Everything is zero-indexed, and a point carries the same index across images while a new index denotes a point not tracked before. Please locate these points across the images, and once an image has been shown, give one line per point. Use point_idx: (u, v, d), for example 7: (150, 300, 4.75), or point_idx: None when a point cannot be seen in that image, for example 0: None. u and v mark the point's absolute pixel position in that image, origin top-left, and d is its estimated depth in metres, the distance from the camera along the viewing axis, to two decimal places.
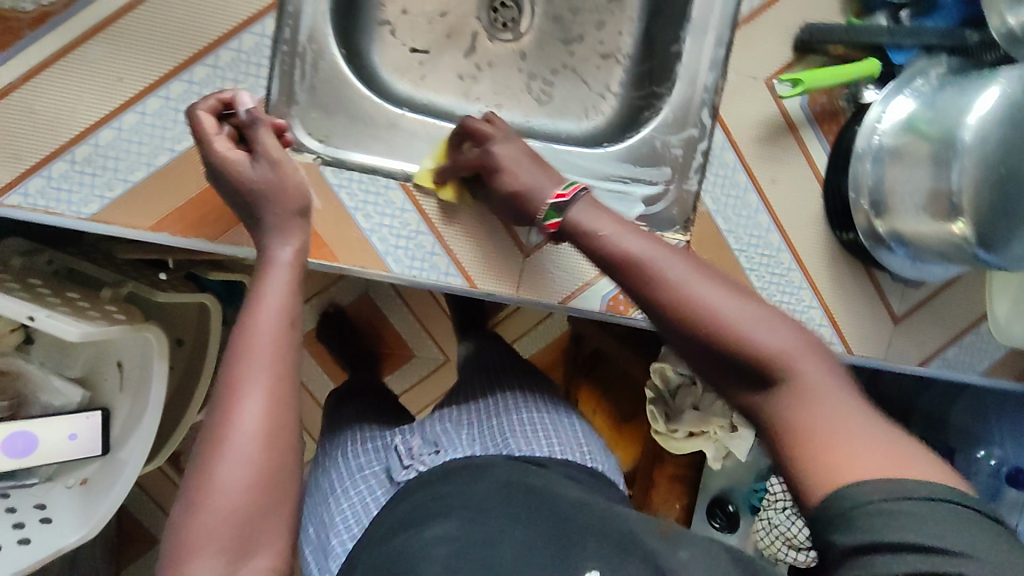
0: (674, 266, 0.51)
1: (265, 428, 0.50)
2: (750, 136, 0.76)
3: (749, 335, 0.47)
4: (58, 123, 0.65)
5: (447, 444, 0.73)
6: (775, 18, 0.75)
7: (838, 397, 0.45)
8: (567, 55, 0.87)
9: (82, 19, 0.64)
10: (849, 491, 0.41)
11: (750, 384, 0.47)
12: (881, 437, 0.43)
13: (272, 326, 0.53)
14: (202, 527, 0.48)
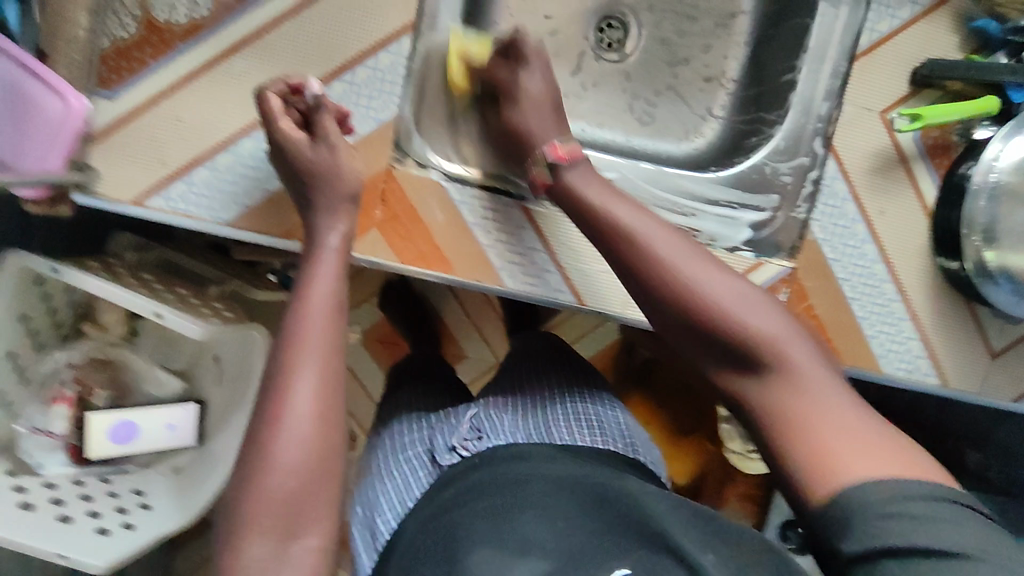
0: (669, 249, 0.55)
1: (317, 406, 0.53)
2: (862, 167, 0.77)
3: (737, 314, 0.51)
4: (202, 131, 0.68)
5: (491, 430, 0.69)
6: (895, 52, 0.75)
7: (812, 370, 0.49)
8: (671, 77, 0.88)
9: (230, 33, 0.66)
10: (829, 459, 0.45)
11: (730, 359, 0.51)
12: (857, 415, 0.47)
13: (323, 307, 0.57)
14: (259, 501, 0.50)
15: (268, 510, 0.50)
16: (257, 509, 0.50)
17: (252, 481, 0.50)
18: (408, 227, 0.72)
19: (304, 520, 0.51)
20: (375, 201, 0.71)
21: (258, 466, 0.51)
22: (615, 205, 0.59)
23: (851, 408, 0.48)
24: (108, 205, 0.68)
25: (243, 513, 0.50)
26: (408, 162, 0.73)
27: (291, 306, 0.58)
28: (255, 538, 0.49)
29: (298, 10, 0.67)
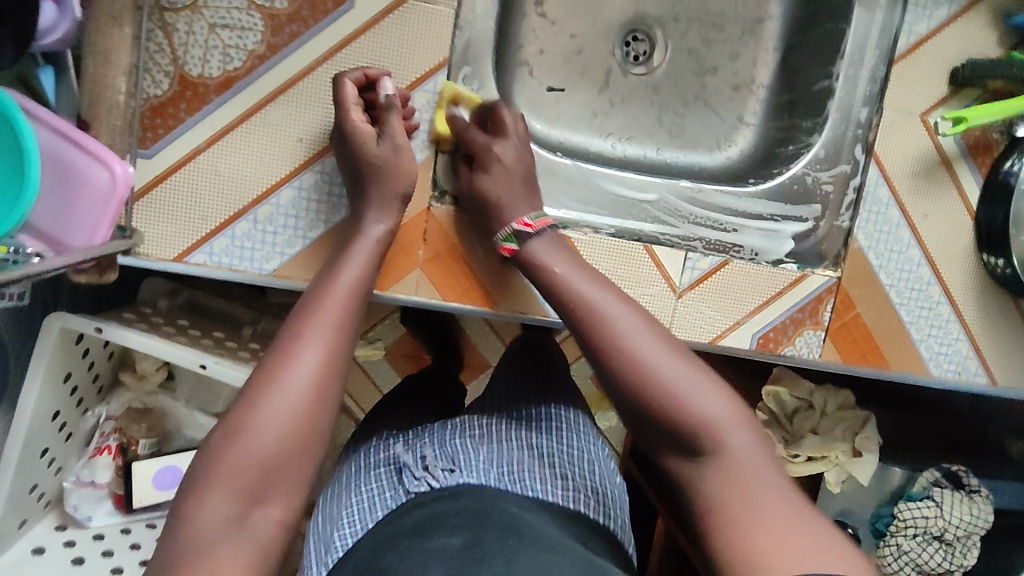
0: (642, 342, 0.56)
1: (318, 384, 0.53)
2: (904, 172, 0.76)
3: (692, 403, 0.53)
4: (242, 183, 0.67)
5: (465, 465, 0.62)
6: (933, 54, 0.74)
7: (760, 469, 0.50)
8: (699, 87, 0.87)
9: (265, 82, 0.65)
10: (769, 561, 0.44)
11: (681, 446, 0.53)
12: (803, 518, 0.46)
13: (341, 297, 0.58)
14: (230, 455, 0.49)
15: (236, 470, 0.49)
16: (226, 462, 0.49)
17: (235, 432, 0.50)
18: (453, 265, 0.72)
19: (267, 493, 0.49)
20: (418, 240, 0.71)
21: (243, 423, 0.50)
22: (579, 281, 0.60)
23: (807, 516, 0.46)
24: (149, 263, 0.67)
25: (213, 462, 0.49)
26: (446, 199, 0.72)
27: (308, 296, 0.57)
28: (214, 494, 0.48)
29: (331, 55, 0.66)
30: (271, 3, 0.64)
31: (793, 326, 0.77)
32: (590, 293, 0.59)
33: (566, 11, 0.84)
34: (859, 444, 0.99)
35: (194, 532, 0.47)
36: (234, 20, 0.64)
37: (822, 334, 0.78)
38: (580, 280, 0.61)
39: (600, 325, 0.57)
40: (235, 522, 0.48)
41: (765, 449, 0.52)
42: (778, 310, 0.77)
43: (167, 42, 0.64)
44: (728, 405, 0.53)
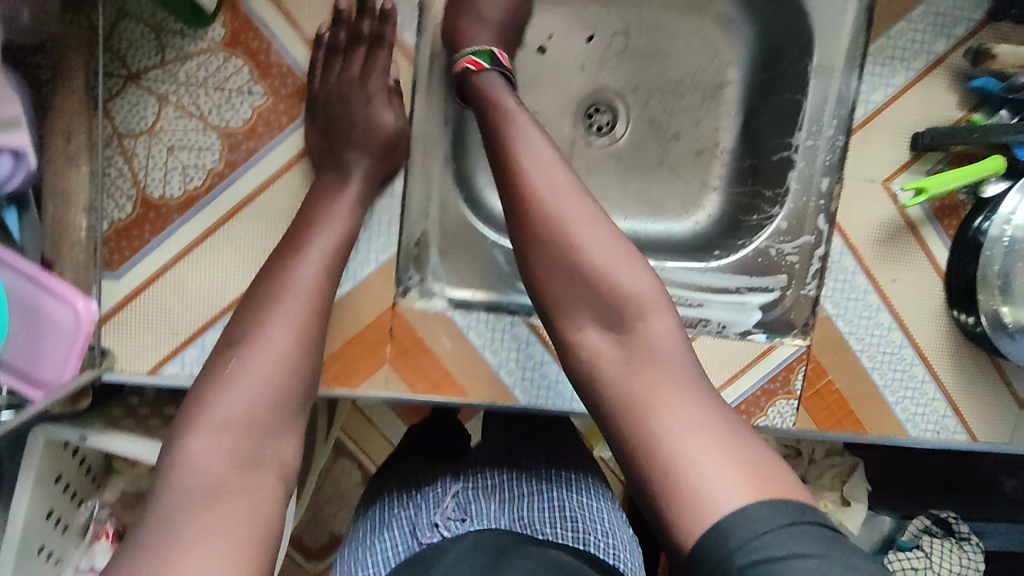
0: (584, 226, 0.58)
1: (291, 347, 0.57)
2: (870, 240, 0.75)
3: (620, 272, 0.56)
4: (209, 295, 0.69)
5: (475, 514, 0.65)
6: (891, 122, 0.73)
7: (678, 364, 0.53)
8: (662, 154, 0.87)
9: (225, 198, 0.67)
10: (701, 495, 0.45)
11: (606, 320, 0.56)
12: (723, 430, 0.49)
13: (313, 270, 0.61)
14: (217, 408, 0.52)
15: (224, 417, 0.52)
16: (214, 412, 0.52)
17: (219, 387, 0.54)
18: (421, 359, 0.73)
19: (256, 439, 0.52)
20: (385, 338, 0.72)
21: (227, 375, 0.54)
22: (529, 135, 0.61)
23: (727, 425, 0.49)
24: (125, 377, 0.69)
25: (199, 413, 0.52)
26: (411, 294, 0.73)
27: (276, 265, 0.61)
28: (201, 435, 0.51)
29: (289, 167, 0.68)
30: (226, 122, 0.66)
31: (764, 397, 0.78)
32: (545, 158, 0.60)
33: (526, 88, 0.84)
34: (849, 493, 1.00)
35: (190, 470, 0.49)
36: (192, 141, 0.66)
37: (796, 402, 0.78)
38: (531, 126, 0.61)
39: (542, 202, 0.58)
40: (243, 467, 0.50)
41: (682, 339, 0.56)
42: (749, 381, 0.77)
43: (128, 167, 0.66)
44: (652, 287, 0.56)
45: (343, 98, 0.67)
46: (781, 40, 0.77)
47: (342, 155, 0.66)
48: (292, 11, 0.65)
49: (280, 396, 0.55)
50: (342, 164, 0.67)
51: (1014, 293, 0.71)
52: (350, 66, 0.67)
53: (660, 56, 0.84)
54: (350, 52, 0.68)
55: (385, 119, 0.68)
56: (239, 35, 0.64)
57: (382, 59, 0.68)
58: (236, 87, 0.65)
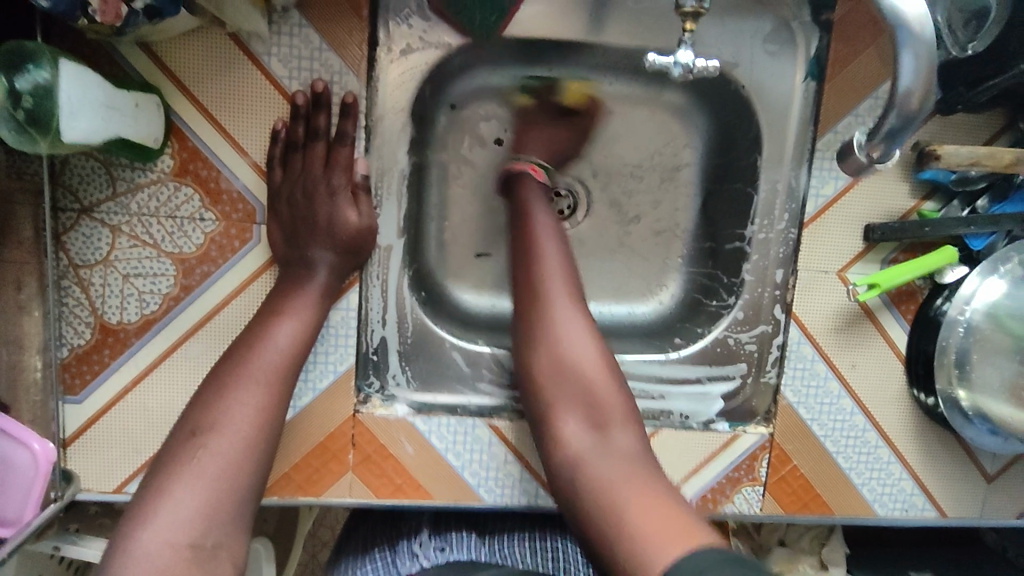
0: (567, 317, 0.64)
1: (251, 432, 0.57)
2: (826, 328, 0.75)
3: (598, 384, 0.62)
4: (169, 415, 0.70)
5: (453, 548, 0.76)
6: (844, 213, 0.73)
7: (642, 464, 0.58)
8: (623, 235, 0.86)
9: (181, 322, 0.68)
10: (643, 550, 0.50)
11: (585, 420, 0.61)
12: (676, 508, 0.53)
13: (277, 356, 0.62)
14: (170, 503, 0.52)
15: (182, 515, 0.52)
16: (169, 507, 0.52)
17: (176, 477, 0.54)
18: (382, 463, 0.73)
19: (214, 532, 0.53)
20: (347, 446, 0.72)
21: (185, 462, 0.54)
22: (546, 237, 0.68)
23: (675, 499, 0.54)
24: (91, 496, 0.70)
25: (155, 502, 0.52)
26: (372, 401, 0.74)
27: (240, 348, 0.61)
28: (155, 526, 0.51)
29: (243, 288, 0.68)
30: (179, 249, 0.67)
31: (730, 484, 0.77)
32: (544, 271, 0.66)
33: (485, 179, 0.84)
34: (827, 556, 0.96)
35: (144, 565, 0.49)
36: (146, 268, 0.67)
37: (761, 489, 0.77)
38: (542, 215, 0.70)
39: (539, 302, 0.65)
40: (197, 562, 0.51)
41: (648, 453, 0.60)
42: (713, 471, 0.77)
43: (85, 296, 0.67)
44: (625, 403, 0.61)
45: (306, 196, 0.67)
46: (733, 130, 0.79)
47: (289, 281, 0.66)
48: (239, 138, 0.66)
49: (241, 487, 0.55)
50: (307, 259, 0.67)
51: (970, 379, 0.70)
52: (311, 164, 0.67)
53: (616, 142, 0.84)
54: (309, 148, 0.67)
55: (349, 217, 0.68)
56: (188, 164, 0.65)
57: (344, 156, 0.68)
58: (189, 214, 0.66)
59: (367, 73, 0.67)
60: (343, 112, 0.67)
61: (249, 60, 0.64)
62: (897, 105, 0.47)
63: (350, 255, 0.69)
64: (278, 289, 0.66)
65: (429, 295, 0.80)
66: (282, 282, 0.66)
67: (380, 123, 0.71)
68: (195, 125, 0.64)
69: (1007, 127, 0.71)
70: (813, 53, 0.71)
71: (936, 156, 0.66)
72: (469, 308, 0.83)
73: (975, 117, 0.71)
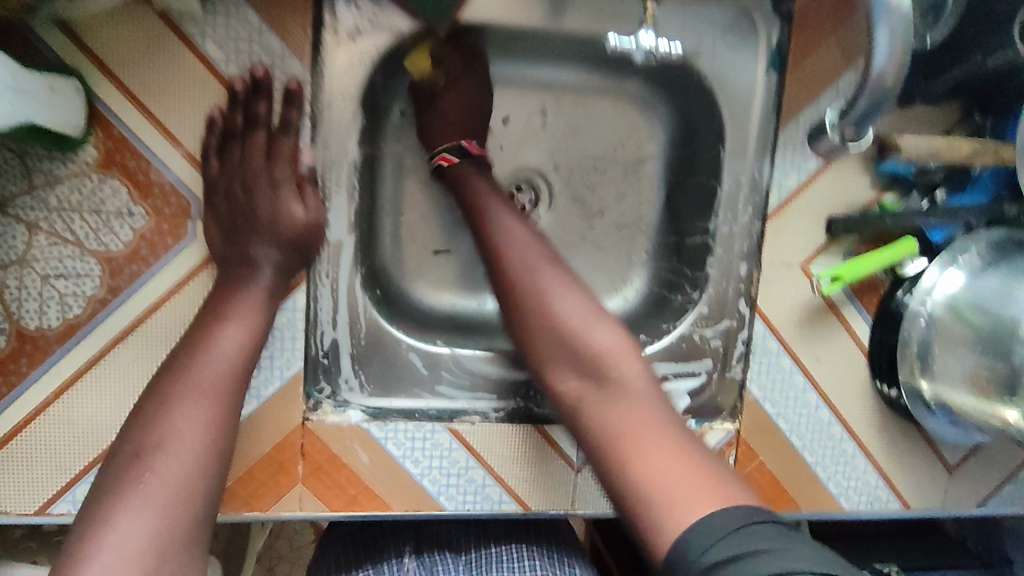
0: (543, 273, 0.62)
1: (202, 448, 0.52)
2: (790, 321, 0.74)
3: (590, 331, 0.59)
4: (97, 429, 0.64)
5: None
6: (807, 205, 0.72)
7: (650, 407, 0.56)
8: (586, 230, 0.84)
9: (108, 326, 0.62)
10: (670, 498, 0.49)
11: (582, 371, 0.59)
12: (686, 453, 0.52)
13: (226, 364, 0.57)
14: (119, 533, 0.47)
15: (133, 543, 0.47)
16: (117, 537, 0.47)
17: (119, 504, 0.48)
18: (335, 474, 0.69)
19: (171, 559, 0.48)
20: (296, 456, 0.68)
21: (127, 485, 0.49)
22: (507, 217, 0.67)
23: (698, 452, 0.52)
24: (10, 519, 0.64)
25: (100, 532, 0.47)
26: (323, 408, 0.69)
27: (182, 357, 0.56)
28: (102, 560, 0.45)
29: (178, 289, 0.63)
30: (106, 246, 0.61)
31: None
32: (517, 236, 0.65)
33: None
34: None
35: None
36: (68, 268, 0.61)
37: None
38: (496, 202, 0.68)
39: (522, 267, 0.63)
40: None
41: (653, 389, 0.58)
42: None
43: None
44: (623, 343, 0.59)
45: (246, 189, 0.64)
46: (695, 122, 0.77)
47: (228, 280, 0.62)
48: (171, 126, 0.61)
49: (195, 506, 0.51)
50: (248, 258, 0.62)
51: (931, 369, 0.70)
52: (249, 155, 0.64)
53: (579, 133, 0.82)
54: (248, 137, 0.64)
55: (294, 211, 0.65)
56: (114, 154, 0.60)
57: (287, 147, 0.65)
58: (116, 209, 0.61)
59: (311, 57, 0.63)
60: (286, 99, 0.63)
61: (181, 41, 0.59)
62: (870, 85, 0.46)
63: (297, 249, 0.65)
64: (218, 288, 0.61)
65: (384, 293, 0.76)
66: (230, 285, 0.61)
67: (328, 111, 0.67)
68: (121, 111, 0.59)
69: (964, 119, 0.71)
70: (774, 43, 0.70)
71: (896, 147, 0.65)
72: (429, 308, 0.79)
73: (933, 108, 0.71)
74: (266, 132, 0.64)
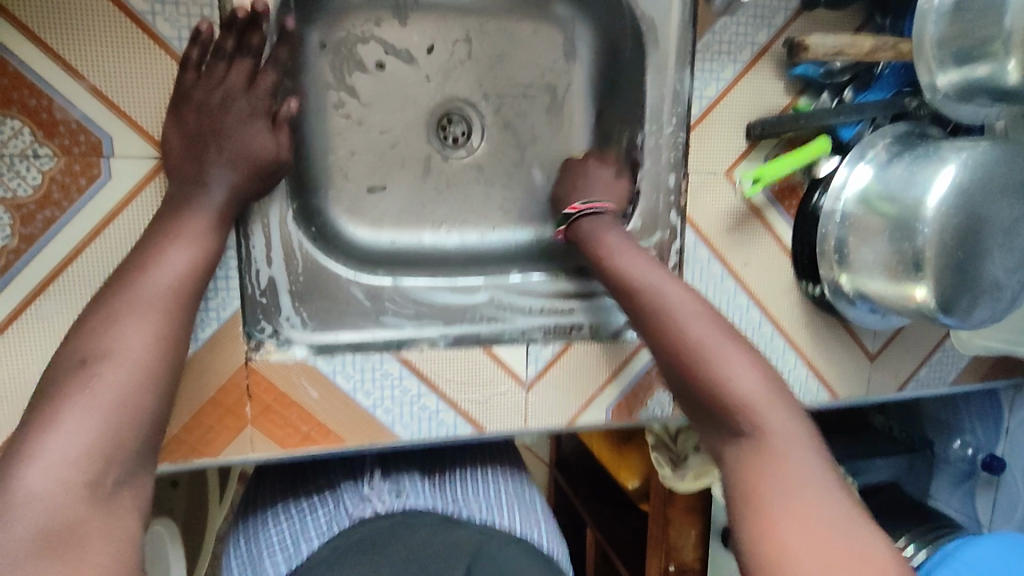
0: (697, 322, 0.58)
1: (150, 360, 0.50)
2: (719, 229, 0.78)
3: (728, 376, 0.54)
4: (26, 387, 0.61)
5: (410, 488, 0.74)
6: (728, 111, 0.75)
7: (800, 462, 0.50)
8: (520, 158, 0.84)
9: (25, 278, 0.59)
10: (782, 569, 0.45)
11: (726, 431, 0.54)
12: (842, 525, 0.46)
13: (167, 280, 0.54)
14: (59, 435, 0.44)
15: (75, 449, 0.44)
16: (58, 440, 0.44)
17: (61, 406, 0.46)
18: (285, 413, 0.69)
19: (117, 467, 0.46)
20: (243, 398, 0.67)
21: (67, 398, 0.46)
22: (650, 271, 0.64)
23: (827, 513, 0.47)
24: None
25: (39, 437, 0.44)
26: (266, 347, 0.69)
27: (128, 272, 0.54)
28: (40, 462, 0.43)
29: (97, 233, 0.60)
30: (13, 192, 0.58)
31: (642, 391, 0.79)
32: (647, 278, 0.63)
33: (370, 108, 0.79)
34: None
35: (32, 507, 0.42)
36: None
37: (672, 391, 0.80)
38: (637, 258, 0.65)
39: (677, 319, 0.59)
40: (97, 502, 0.44)
41: (816, 446, 0.52)
42: (626, 378, 0.78)
43: None
44: (758, 387, 0.54)
45: (208, 107, 0.61)
46: (617, 40, 0.78)
47: (176, 199, 0.60)
48: (71, 58, 0.57)
49: (143, 421, 0.49)
50: (201, 177, 0.61)
51: (849, 262, 0.75)
52: (210, 77, 0.61)
53: (506, 60, 0.81)
54: (206, 63, 0.61)
55: (256, 137, 0.64)
56: (11, 92, 0.56)
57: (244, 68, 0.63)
58: (19, 151, 0.57)
59: None
60: (228, 23, 0.61)
61: None
62: None
63: (254, 171, 0.64)
64: (170, 214, 0.59)
65: (321, 231, 0.75)
66: (162, 217, 0.58)
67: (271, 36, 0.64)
68: (14, 45, 0.56)
69: (867, 21, 0.75)
70: None
71: (804, 47, 0.68)
72: (368, 245, 0.79)
73: (837, 13, 0.75)
74: (226, 57, 0.62)
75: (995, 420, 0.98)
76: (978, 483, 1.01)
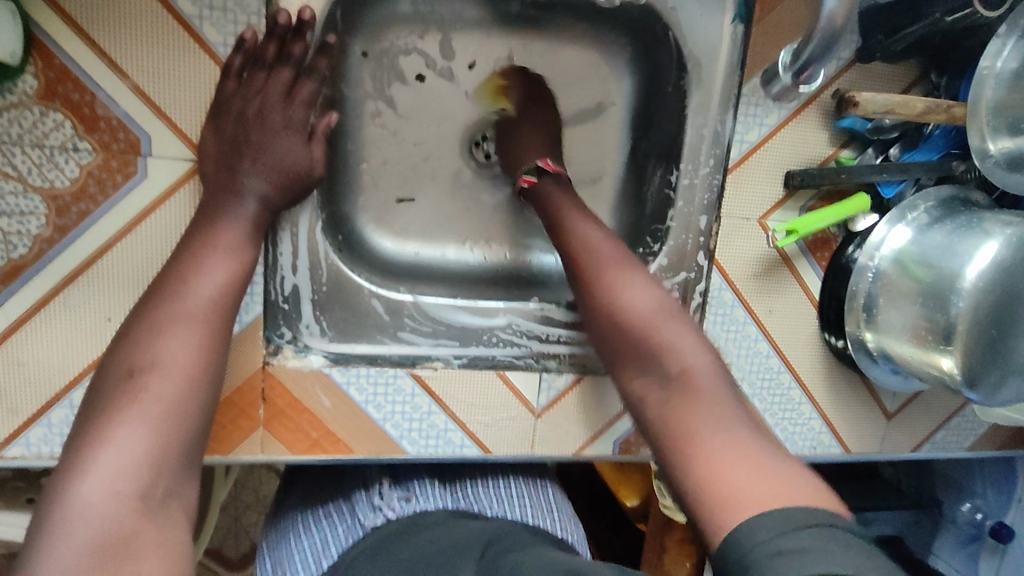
0: (627, 271, 0.63)
1: (193, 371, 0.52)
2: (747, 274, 0.76)
3: (660, 329, 0.58)
4: (49, 373, 0.63)
5: (417, 492, 0.74)
6: (769, 157, 0.73)
7: (718, 394, 0.53)
8: None
9: (56, 268, 0.60)
10: (724, 493, 0.45)
11: (654, 375, 0.57)
12: (759, 454, 0.47)
13: (203, 295, 0.55)
14: (110, 449, 0.46)
15: (124, 462, 0.46)
16: (109, 453, 0.46)
17: (112, 418, 0.47)
18: (298, 419, 0.69)
19: (164, 480, 0.47)
20: (258, 401, 0.68)
21: (117, 412, 0.48)
22: (585, 224, 0.66)
23: (751, 442, 0.49)
24: None
25: (93, 448, 0.46)
26: (284, 353, 0.69)
27: (168, 282, 0.55)
28: (93, 474, 0.45)
29: (129, 229, 0.61)
30: (51, 183, 0.59)
31: None
32: (590, 231, 0.66)
33: (406, 119, 0.78)
34: None
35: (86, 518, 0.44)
36: (11, 206, 0.58)
37: None
38: (578, 214, 0.68)
39: (602, 265, 0.63)
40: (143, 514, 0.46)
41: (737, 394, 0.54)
42: None
43: None
44: (693, 340, 0.57)
45: (252, 115, 0.63)
46: (660, 72, 0.77)
47: (209, 207, 0.60)
48: (116, 56, 0.57)
49: (184, 436, 0.50)
50: (236, 186, 0.61)
51: (876, 322, 0.73)
52: (251, 86, 0.62)
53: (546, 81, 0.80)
54: (251, 72, 0.62)
55: (294, 149, 0.65)
56: (56, 86, 0.57)
57: (283, 79, 0.64)
58: (60, 143, 0.58)
59: None
60: (270, 30, 0.62)
61: None
62: (823, 27, 0.59)
63: (287, 180, 0.65)
64: (202, 220, 0.59)
65: (347, 240, 0.75)
66: (197, 221, 0.59)
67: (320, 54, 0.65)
68: (63, 40, 0.56)
69: (921, 78, 0.73)
70: None
71: (853, 104, 0.67)
72: (392, 256, 0.78)
73: (892, 66, 0.73)
74: (267, 70, 0.63)
75: (1008, 488, 0.97)
76: (983, 548, 1.00)
